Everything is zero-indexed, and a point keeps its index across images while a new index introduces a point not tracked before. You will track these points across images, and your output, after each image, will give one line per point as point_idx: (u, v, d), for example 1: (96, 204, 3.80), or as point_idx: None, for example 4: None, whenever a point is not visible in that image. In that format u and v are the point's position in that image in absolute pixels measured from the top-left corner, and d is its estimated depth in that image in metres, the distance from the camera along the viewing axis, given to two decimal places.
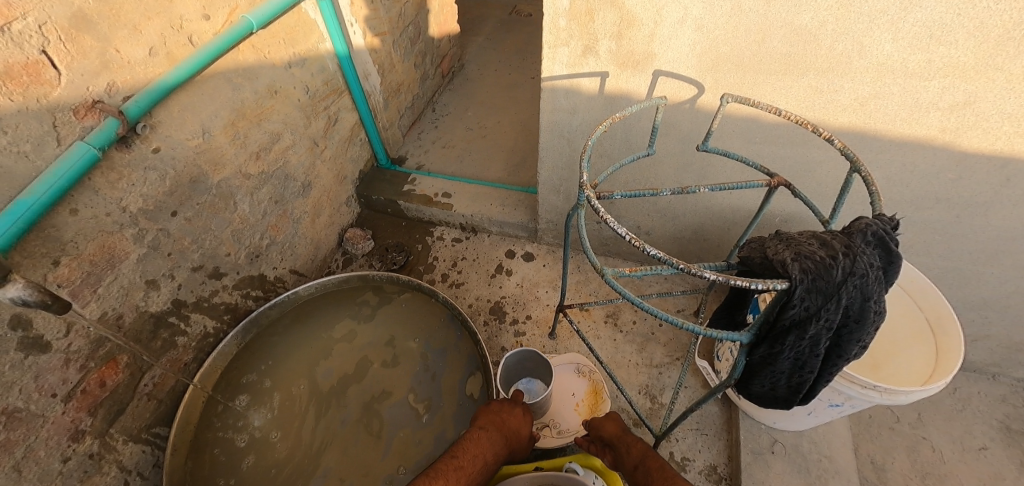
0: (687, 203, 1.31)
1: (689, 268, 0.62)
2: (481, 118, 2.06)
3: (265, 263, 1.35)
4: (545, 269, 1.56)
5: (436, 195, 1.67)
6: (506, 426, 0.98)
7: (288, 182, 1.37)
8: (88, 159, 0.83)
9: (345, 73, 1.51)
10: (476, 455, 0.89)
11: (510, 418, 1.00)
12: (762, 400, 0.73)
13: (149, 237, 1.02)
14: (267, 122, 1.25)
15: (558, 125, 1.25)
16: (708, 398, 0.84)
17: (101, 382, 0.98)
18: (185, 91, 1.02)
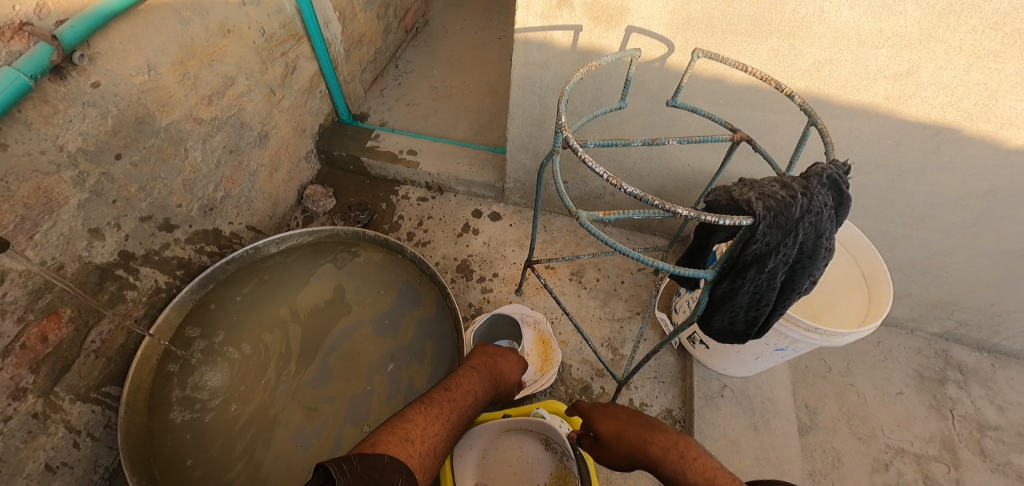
0: (652, 163, 1.35)
1: (666, 206, 0.64)
2: (447, 77, 2.01)
3: (220, 217, 1.28)
4: (512, 228, 1.57)
5: (401, 152, 1.63)
6: (495, 370, 1.09)
7: (243, 131, 1.29)
8: (18, 87, 0.75)
9: (303, 17, 1.42)
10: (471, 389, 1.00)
11: (501, 365, 1.11)
12: (720, 334, 0.79)
13: (90, 182, 0.94)
14: (220, 64, 1.17)
15: (530, 80, 1.24)
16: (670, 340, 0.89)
17: (42, 337, 0.91)
18: (126, 21, 0.93)
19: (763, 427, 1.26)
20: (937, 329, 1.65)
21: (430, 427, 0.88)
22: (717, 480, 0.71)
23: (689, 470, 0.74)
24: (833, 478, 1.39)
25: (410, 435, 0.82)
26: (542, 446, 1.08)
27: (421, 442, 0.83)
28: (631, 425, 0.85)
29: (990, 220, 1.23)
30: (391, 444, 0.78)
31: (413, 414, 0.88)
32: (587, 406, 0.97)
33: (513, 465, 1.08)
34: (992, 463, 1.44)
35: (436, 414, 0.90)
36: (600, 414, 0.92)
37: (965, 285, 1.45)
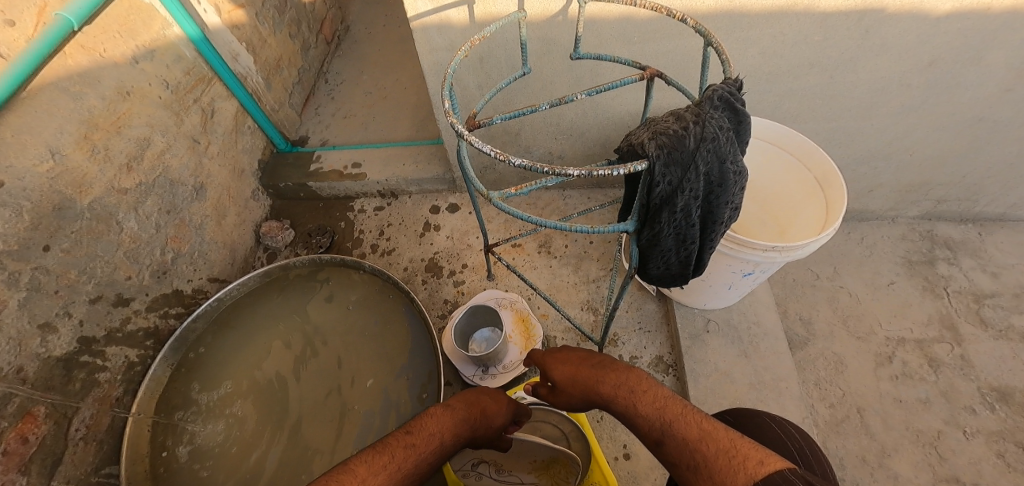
0: (588, 117, 1.33)
1: (555, 170, 0.63)
2: (378, 80, 1.96)
3: (177, 277, 1.28)
4: (472, 215, 1.55)
5: (346, 167, 1.60)
6: (469, 419, 0.85)
7: (176, 188, 1.27)
8: None
9: (206, 58, 1.38)
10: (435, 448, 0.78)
11: (482, 408, 0.89)
12: (661, 280, 0.80)
13: (25, 279, 0.94)
14: (129, 128, 1.15)
15: (443, 66, 1.21)
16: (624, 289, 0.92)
17: (23, 438, 0.92)
18: (13, 112, 0.91)
19: (753, 352, 1.28)
20: (918, 212, 1.62)
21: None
22: (670, 409, 0.72)
23: (641, 402, 0.75)
24: (838, 383, 1.37)
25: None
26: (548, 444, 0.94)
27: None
28: (583, 368, 0.86)
29: (938, 92, 1.20)
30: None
31: (358, 463, 0.67)
32: (541, 355, 0.95)
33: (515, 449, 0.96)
34: (994, 331, 1.42)
35: (384, 466, 0.68)
36: (554, 360, 0.93)
37: (931, 163, 1.42)
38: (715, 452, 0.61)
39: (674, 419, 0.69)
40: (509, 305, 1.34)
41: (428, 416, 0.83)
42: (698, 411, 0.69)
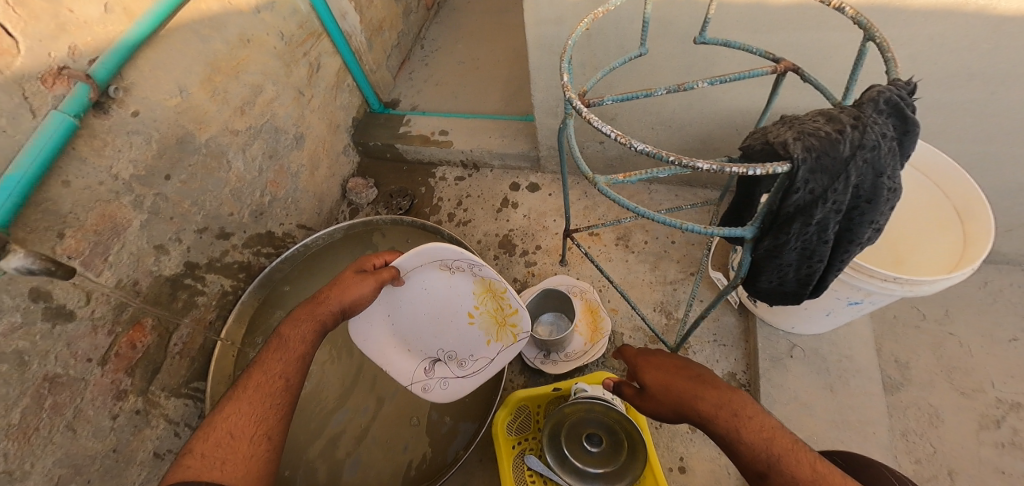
0: (693, 109, 1.23)
1: (682, 160, 0.57)
2: (472, 50, 1.95)
3: (271, 220, 1.36)
4: (551, 198, 1.52)
5: (433, 133, 1.62)
6: (334, 297, 0.89)
7: (280, 135, 1.34)
8: (65, 127, 0.85)
9: (318, 14, 1.42)
10: (297, 353, 0.83)
11: (349, 283, 0.90)
12: (772, 294, 0.73)
13: (147, 203, 1.03)
14: (246, 74, 1.21)
15: (546, 39, 1.16)
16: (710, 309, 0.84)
17: (132, 344, 1.04)
18: (152, 49, 0.99)
19: (840, 388, 1.15)
20: None
21: (244, 431, 0.74)
22: (779, 442, 0.66)
23: (747, 430, 0.68)
24: (931, 439, 1.20)
25: (207, 461, 0.69)
26: (445, 270, 1.00)
27: (235, 460, 0.71)
28: (679, 378, 0.75)
29: None
30: (182, 473, 0.67)
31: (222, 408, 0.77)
32: (632, 355, 0.84)
33: (437, 320, 1.06)
34: None
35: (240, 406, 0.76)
36: (647, 363, 0.82)
37: None
38: None
39: (782, 454, 0.65)
40: (578, 295, 1.31)
41: (286, 320, 0.87)
42: (809, 450, 0.66)
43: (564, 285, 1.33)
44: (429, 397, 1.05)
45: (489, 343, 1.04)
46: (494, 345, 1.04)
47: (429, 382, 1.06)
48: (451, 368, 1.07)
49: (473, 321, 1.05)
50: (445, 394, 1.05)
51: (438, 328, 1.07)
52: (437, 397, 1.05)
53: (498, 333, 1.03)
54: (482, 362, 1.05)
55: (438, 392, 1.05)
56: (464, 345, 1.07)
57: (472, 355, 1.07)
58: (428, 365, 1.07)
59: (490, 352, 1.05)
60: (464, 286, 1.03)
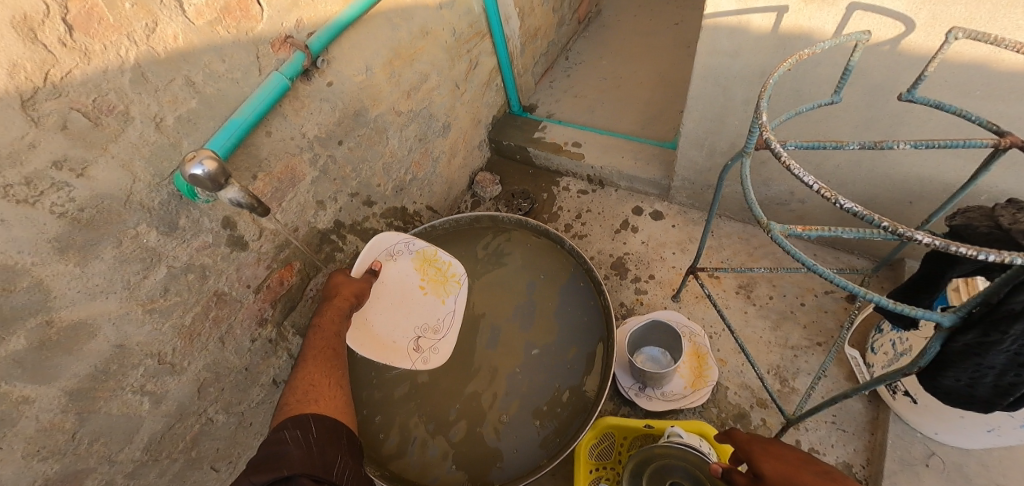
0: (862, 167, 1.13)
1: (897, 228, 0.51)
2: (616, 68, 1.95)
3: (407, 197, 1.47)
4: (673, 229, 1.50)
5: (566, 144, 1.65)
6: (345, 290, 1.16)
7: (431, 121, 1.45)
8: (280, 87, 0.99)
9: (488, 16, 1.52)
10: (329, 333, 1.08)
11: (343, 288, 1.16)
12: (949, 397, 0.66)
13: (320, 163, 1.16)
14: (419, 63, 1.33)
15: (716, 70, 1.14)
16: (844, 397, 0.75)
17: (281, 280, 1.18)
18: (355, 30, 1.12)
19: None
20: None
21: (320, 383, 0.99)
22: None
23: None
24: None
25: (306, 401, 0.94)
26: (389, 260, 1.29)
27: (327, 401, 0.96)
28: (803, 471, 0.74)
29: None
30: (289, 411, 0.92)
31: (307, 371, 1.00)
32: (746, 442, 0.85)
33: (403, 304, 1.26)
34: None
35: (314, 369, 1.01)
36: (763, 453, 0.81)
37: None
38: None
39: None
40: (687, 335, 1.27)
41: (314, 319, 1.11)
42: None
43: (674, 321, 1.29)
44: (431, 366, 1.19)
45: (440, 302, 1.27)
46: (448, 301, 1.27)
47: (426, 353, 1.21)
48: (431, 338, 1.22)
49: (425, 290, 1.29)
50: (443, 356, 1.20)
51: (406, 310, 1.26)
52: (436, 362, 1.19)
53: (438, 289, 1.29)
54: (445, 322, 1.24)
55: (436, 358, 1.20)
56: (427, 316, 1.25)
57: (438, 323, 1.24)
58: (416, 343, 1.22)
59: (446, 312, 1.26)
60: (407, 272, 1.29)
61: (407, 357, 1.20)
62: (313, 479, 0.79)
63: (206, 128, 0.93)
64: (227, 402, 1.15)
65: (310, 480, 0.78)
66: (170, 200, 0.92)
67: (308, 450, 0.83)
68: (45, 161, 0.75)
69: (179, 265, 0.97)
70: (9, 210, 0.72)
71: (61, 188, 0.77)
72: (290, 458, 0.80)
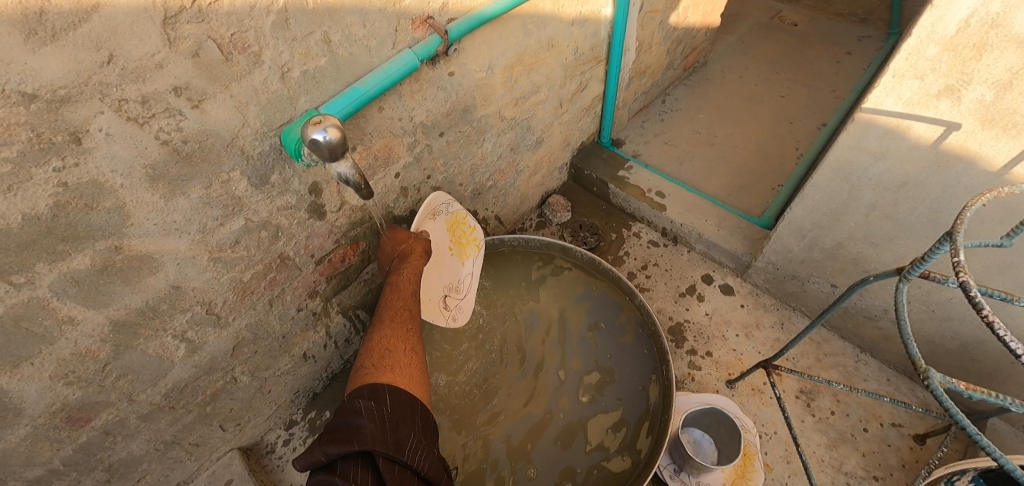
0: (978, 309, 1.05)
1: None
2: (713, 124, 1.88)
3: (481, 202, 1.42)
4: (742, 310, 1.42)
5: (649, 191, 1.59)
6: (417, 247, 1.10)
7: (527, 133, 1.41)
8: (409, 67, 0.94)
9: (611, 44, 1.48)
10: (407, 293, 1.02)
11: (413, 245, 1.09)
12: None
13: (417, 149, 1.11)
14: (535, 73, 1.29)
15: (849, 166, 1.07)
16: None
17: (342, 257, 1.13)
18: (491, 27, 1.08)
19: None
20: None
21: (398, 349, 0.95)
22: None
23: None
24: None
25: (382, 369, 0.90)
26: (432, 219, 1.17)
27: (403, 370, 0.92)
28: None
29: None
30: (365, 378, 0.88)
31: (383, 337, 0.96)
32: None
33: (435, 264, 1.18)
34: None
35: (397, 336, 0.97)
36: None
37: None
38: None
39: None
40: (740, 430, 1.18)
41: (390, 277, 1.04)
42: None
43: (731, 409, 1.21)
44: (458, 324, 1.21)
45: (464, 263, 1.23)
46: (469, 263, 1.25)
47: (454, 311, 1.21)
48: (457, 297, 1.21)
49: (451, 251, 1.22)
50: (469, 314, 1.23)
51: (436, 269, 1.19)
52: (463, 319, 1.22)
53: (461, 249, 1.24)
54: (467, 282, 1.24)
55: (464, 316, 1.22)
56: (453, 276, 1.21)
57: (462, 281, 1.23)
58: (445, 301, 1.20)
59: (467, 272, 1.24)
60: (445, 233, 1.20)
61: (439, 314, 1.18)
62: (388, 458, 0.76)
63: (327, 89, 0.88)
64: (255, 365, 1.10)
65: (384, 460, 0.75)
66: (269, 153, 0.86)
67: (383, 425, 0.79)
68: (167, 84, 0.70)
69: (257, 220, 0.91)
70: (119, 126, 0.68)
71: (174, 115, 0.72)
72: (365, 432, 0.76)
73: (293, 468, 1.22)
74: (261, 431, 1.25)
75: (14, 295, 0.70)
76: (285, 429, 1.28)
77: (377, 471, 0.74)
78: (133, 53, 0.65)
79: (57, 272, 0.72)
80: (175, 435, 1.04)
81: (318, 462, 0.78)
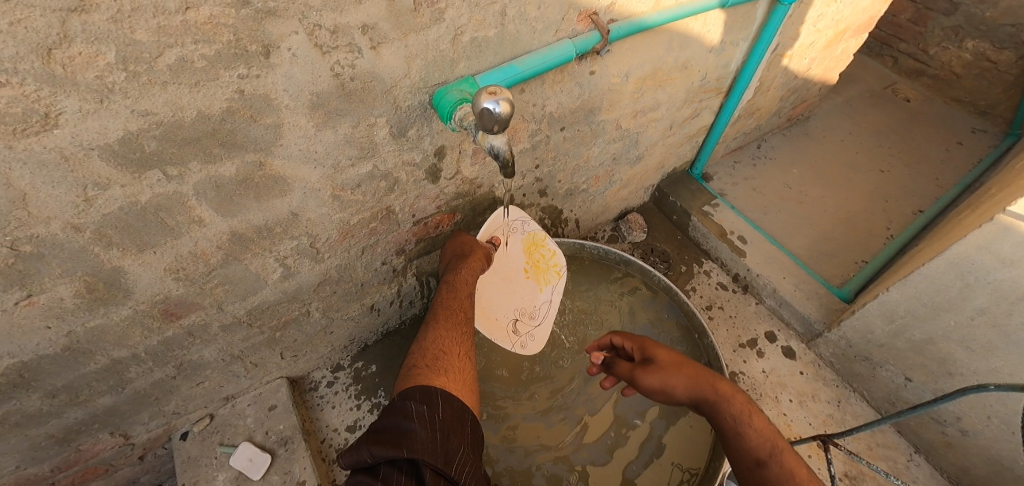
0: None
1: None
2: (806, 182, 1.83)
3: (569, 203, 1.42)
4: (800, 376, 1.39)
5: (732, 233, 1.56)
6: (479, 251, 1.12)
7: (632, 147, 1.39)
8: (565, 58, 0.93)
9: (737, 79, 1.45)
10: (463, 294, 1.03)
11: (478, 248, 1.12)
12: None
13: (537, 138, 1.11)
14: (662, 90, 1.27)
15: (970, 264, 1.00)
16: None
17: (437, 223, 1.15)
18: (644, 35, 1.07)
19: None
20: None
21: (452, 350, 0.93)
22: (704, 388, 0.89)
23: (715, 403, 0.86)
24: None
25: (434, 370, 0.86)
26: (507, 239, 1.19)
27: (456, 374, 0.88)
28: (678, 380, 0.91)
29: None
30: (416, 377, 0.84)
31: (437, 335, 0.94)
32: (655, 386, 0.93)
33: (507, 284, 1.21)
34: None
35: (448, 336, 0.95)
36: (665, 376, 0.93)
37: None
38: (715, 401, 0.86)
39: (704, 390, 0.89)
40: None
41: (449, 275, 1.06)
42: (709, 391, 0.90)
43: None
44: (526, 351, 1.20)
45: (540, 290, 1.23)
46: (546, 290, 1.24)
47: (523, 337, 1.20)
48: (528, 323, 1.21)
49: (527, 274, 1.23)
50: (539, 343, 1.21)
51: (508, 291, 1.21)
52: (533, 348, 1.20)
53: (540, 275, 1.24)
54: (541, 310, 1.23)
55: (533, 343, 1.20)
56: (526, 301, 1.22)
57: (535, 308, 1.22)
58: (515, 326, 1.20)
59: (544, 300, 1.24)
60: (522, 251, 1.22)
61: (506, 337, 1.19)
62: (434, 471, 0.71)
63: (486, 60, 0.88)
64: (329, 305, 1.12)
65: (429, 472, 0.70)
66: (415, 108, 0.87)
67: (433, 432, 0.74)
68: (359, 20, 0.70)
69: (382, 169, 0.92)
70: (305, 49, 0.69)
71: (353, 51, 0.73)
72: (414, 438, 0.72)
73: (331, 410, 1.25)
74: (310, 367, 1.28)
75: (163, 185, 0.72)
76: (331, 371, 1.31)
77: (421, 479, 0.70)
78: None
79: (205, 174, 0.74)
80: (242, 350, 1.07)
81: (360, 462, 0.74)
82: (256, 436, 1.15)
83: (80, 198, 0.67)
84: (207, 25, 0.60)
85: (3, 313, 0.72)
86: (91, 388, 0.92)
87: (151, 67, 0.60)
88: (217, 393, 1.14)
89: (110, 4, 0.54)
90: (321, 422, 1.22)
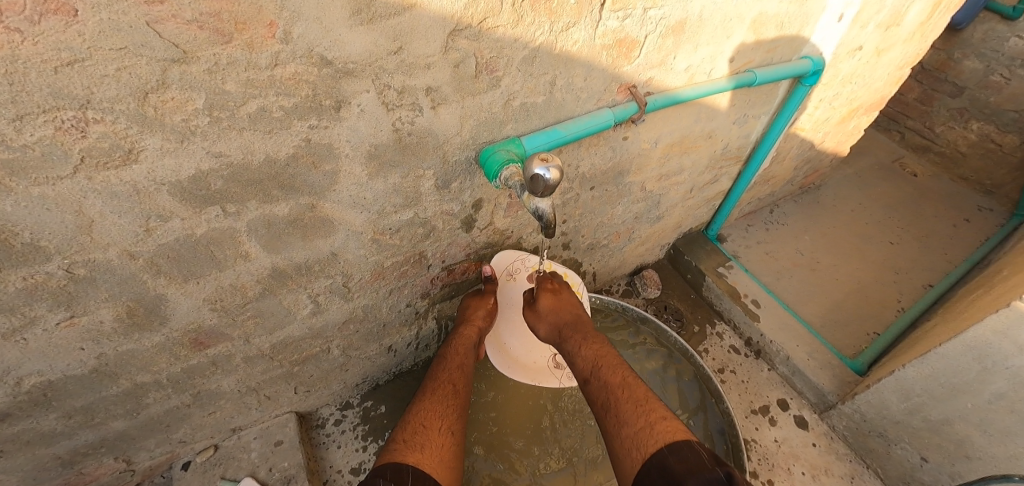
0: None
1: None
2: (818, 249, 1.87)
3: (590, 256, 1.45)
4: (813, 449, 1.37)
5: (745, 296, 1.59)
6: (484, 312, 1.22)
7: (654, 206, 1.44)
8: (604, 125, 0.97)
9: (756, 149, 1.51)
10: (456, 366, 1.12)
11: (478, 311, 1.19)
12: None
13: (568, 194, 1.15)
14: (687, 156, 1.33)
15: (988, 350, 1.02)
16: None
17: (464, 270, 1.18)
18: (676, 107, 1.13)
19: None
20: None
21: (432, 425, 0.97)
22: (605, 363, 1.04)
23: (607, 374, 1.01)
24: None
25: (411, 447, 0.89)
26: (511, 280, 1.23)
27: (432, 452, 0.91)
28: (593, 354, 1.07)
29: None
30: (392, 455, 0.87)
31: (423, 410, 1.01)
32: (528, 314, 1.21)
33: None
34: None
35: (434, 411, 1.00)
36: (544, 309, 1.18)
37: None
38: (611, 381, 1.00)
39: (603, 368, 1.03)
40: None
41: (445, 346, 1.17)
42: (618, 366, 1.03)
43: None
44: (577, 381, 1.29)
45: None
46: None
47: (568, 368, 1.31)
48: None
49: None
50: None
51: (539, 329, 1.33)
52: None
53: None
54: None
55: (578, 372, 1.31)
56: None
57: None
58: (556, 361, 1.31)
59: None
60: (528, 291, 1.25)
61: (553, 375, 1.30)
62: None
63: (531, 123, 0.93)
64: (350, 343, 1.12)
65: None
66: (462, 163, 0.91)
67: None
68: (424, 83, 0.75)
69: (422, 216, 0.95)
70: (373, 105, 0.73)
71: (415, 109, 0.77)
72: None
73: (336, 450, 1.22)
74: (319, 403, 1.26)
75: (220, 220, 0.74)
76: (339, 408, 1.29)
77: None
78: (416, 50, 0.70)
79: (260, 213, 0.77)
80: (259, 382, 1.06)
81: None
82: (259, 473, 1.12)
83: (142, 228, 0.69)
84: (291, 80, 0.64)
85: (44, 333, 0.73)
86: (107, 411, 0.91)
87: (233, 114, 0.64)
88: (226, 424, 1.12)
89: (210, 57, 0.58)
90: (325, 462, 1.20)
